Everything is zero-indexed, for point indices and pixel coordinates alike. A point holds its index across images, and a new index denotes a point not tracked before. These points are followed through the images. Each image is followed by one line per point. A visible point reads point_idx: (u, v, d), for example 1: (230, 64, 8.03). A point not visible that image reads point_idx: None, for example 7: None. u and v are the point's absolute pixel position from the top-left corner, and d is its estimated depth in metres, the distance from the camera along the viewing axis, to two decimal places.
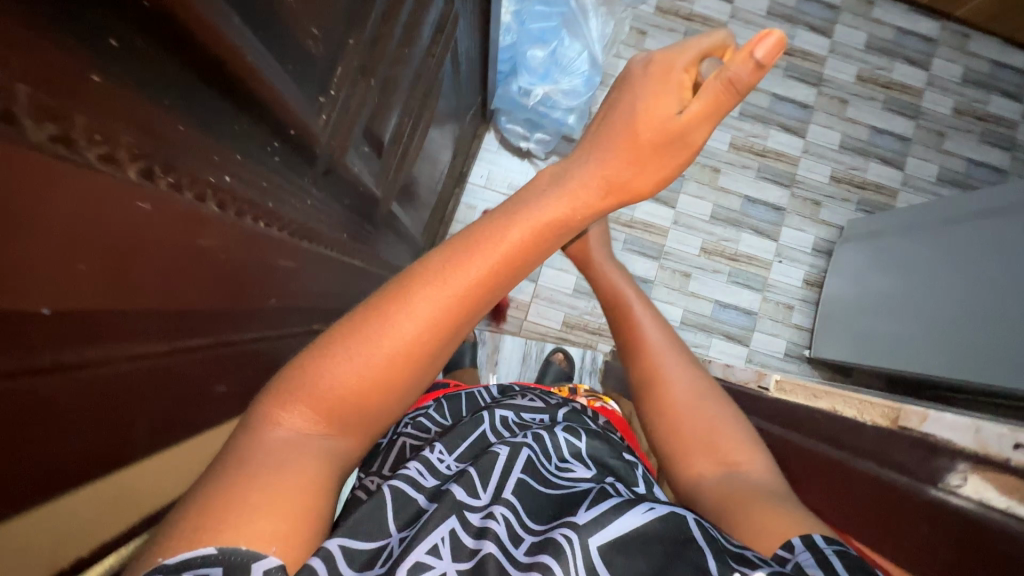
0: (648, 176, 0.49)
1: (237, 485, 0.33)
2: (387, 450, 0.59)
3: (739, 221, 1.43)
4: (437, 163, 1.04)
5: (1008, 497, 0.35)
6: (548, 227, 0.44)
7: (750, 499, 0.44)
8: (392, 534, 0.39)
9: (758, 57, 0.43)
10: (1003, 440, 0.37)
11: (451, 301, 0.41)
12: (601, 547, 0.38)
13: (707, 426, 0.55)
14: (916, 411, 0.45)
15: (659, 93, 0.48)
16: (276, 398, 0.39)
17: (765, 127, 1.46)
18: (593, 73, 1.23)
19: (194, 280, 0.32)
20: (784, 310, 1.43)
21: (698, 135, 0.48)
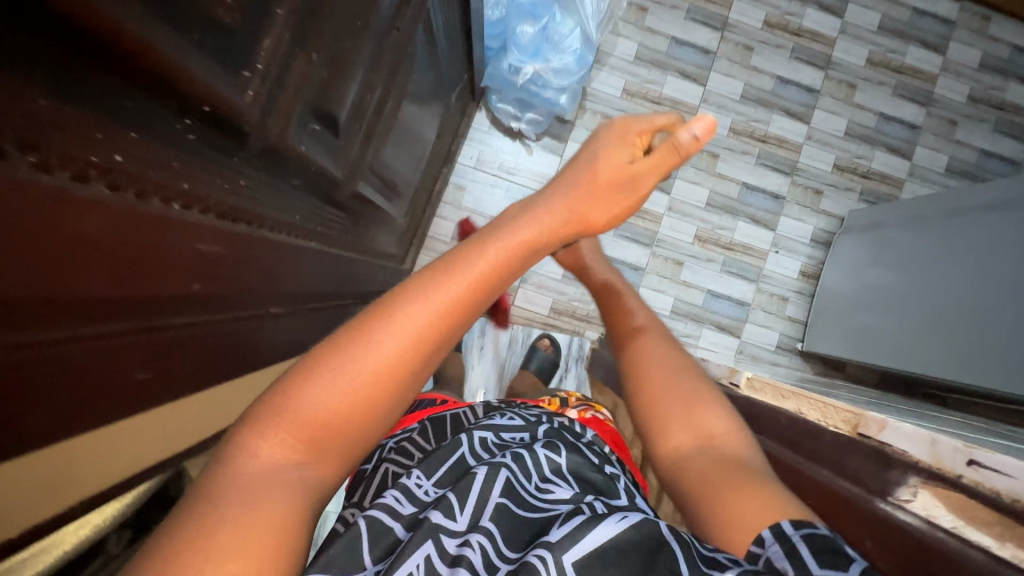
0: (603, 213, 0.58)
1: (208, 523, 0.33)
2: (370, 479, 0.56)
3: (736, 209, 1.39)
4: (418, 141, 1.02)
5: (956, 518, 0.34)
6: (519, 247, 0.50)
7: (723, 488, 0.43)
8: (368, 566, 0.38)
9: (694, 133, 0.56)
10: (958, 455, 0.35)
11: (429, 323, 0.43)
12: (575, 563, 0.35)
13: (684, 399, 0.52)
14: (876, 418, 0.43)
15: (619, 146, 0.59)
16: (250, 429, 0.39)
17: (767, 112, 1.40)
18: (586, 51, 1.19)
19: (88, 269, 0.29)
20: (778, 301, 1.40)
21: (646, 184, 0.59)
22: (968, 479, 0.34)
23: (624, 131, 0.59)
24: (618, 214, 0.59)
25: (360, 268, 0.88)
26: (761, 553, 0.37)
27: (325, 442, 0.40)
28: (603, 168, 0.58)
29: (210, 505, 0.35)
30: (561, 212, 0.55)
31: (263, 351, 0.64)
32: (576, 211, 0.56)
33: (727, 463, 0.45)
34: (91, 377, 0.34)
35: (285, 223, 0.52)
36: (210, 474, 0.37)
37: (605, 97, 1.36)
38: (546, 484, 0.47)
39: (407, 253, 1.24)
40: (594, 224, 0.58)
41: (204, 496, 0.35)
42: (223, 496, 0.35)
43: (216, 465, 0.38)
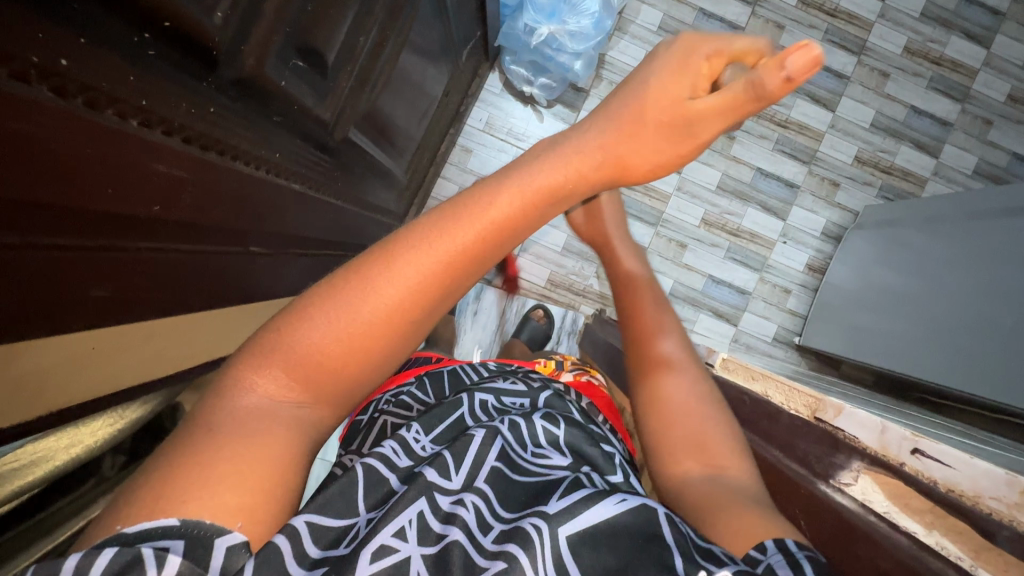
0: (646, 159, 0.52)
1: (205, 454, 0.35)
2: (369, 428, 0.59)
3: (748, 195, 1.36)
4: (421, 97, 1.00)
5: (890, 504, 0.34)
6: (537, 198, 0.47)
7: (725, 504, 0.43)
8: (361, 513, 0.40)
9: (789, 71, 0.43)
10: (904, 443, 0.34)
11: (437, 269, 0.43)
12: (569, 536, 0.38)
13: (695, 428, 0.51)
14: (833, 404, 0.42)
15: (678, 74, 0.50)
16: (248, 363, 0.41)
17: (792, 96, 1.35)
18: (605, 15, 1.15)
19: (34, 173, 0.29)
20: (781, 293, 1.37)
21: (708, 127, 0.50)
22: (910, 467, 0.33)
23: (693, 52, 0.50)
24: (669, 159, 0.52)
25: (353, 219, 0.88)
26: (763, 559, 0.36)
27: (321, 380, 0.42)
28: (654, 102, 0.50)
29: (204, 437, 0.36)
30: (594, 154, 0.50)
31: (245, 289, 0.64)
32: (614, 156, 0.51)
33: (731, 492, 0.44)
34: (42, 287, 0.35)
35: (263, 159, 0.52)
36: (207, 404, 0.39)
37: (623, 67, 1.31)
38: (540, 450, 0.50)
39: (408, 212, 1.24)
40: (635, 171, 0.53)
41: (202, 426, 0.37)
42: (220, 428, 0.37)
43: (214, 395, 0.39)
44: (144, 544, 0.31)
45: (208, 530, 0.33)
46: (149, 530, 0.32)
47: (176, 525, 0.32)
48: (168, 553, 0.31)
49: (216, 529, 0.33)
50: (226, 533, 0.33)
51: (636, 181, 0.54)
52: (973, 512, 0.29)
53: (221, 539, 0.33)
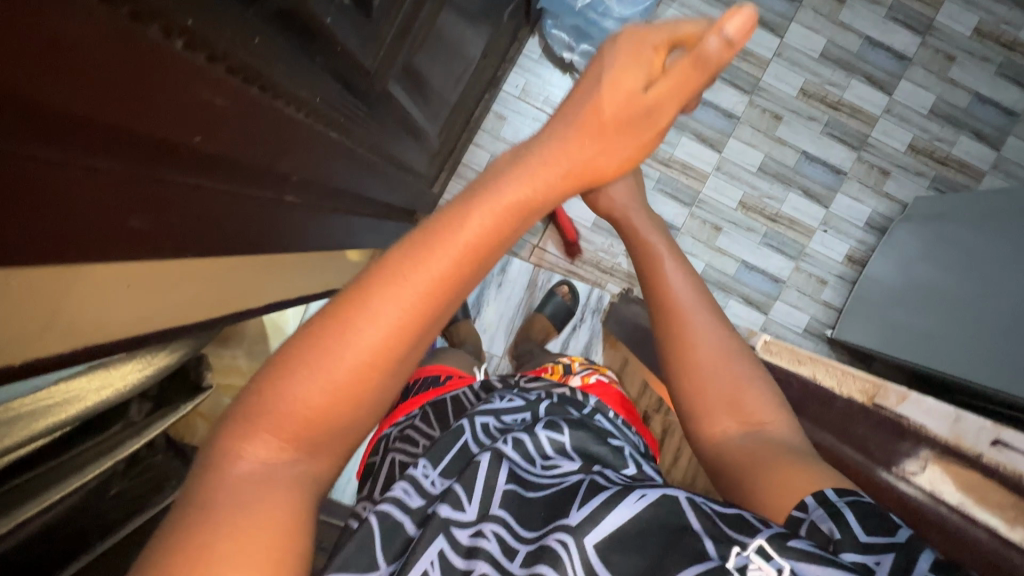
0: (615, 156, 0.49)
1: (202, 534, 0.34)
2: (379, 470, 0.60)
3: (790, 180, 1.30)
4: (459, 57, 0.97)
5: (965, 496, 0.37)
6: (514, 208, 0.44)
7: (766, 467, 0.44)
8: (381, 567, 0.41)
9: (729, 33, 0.43)
10: (982, 435, 0.40)
11: (408, 308, 0.40)
12: (596, 546, 0.38)
13: (731, 384, 0.51)
14: (898, 391, 0.47)
15: (627, 67, 0.47)
16: (232, 433, 0.39)
17: (846, 77, 1.28)
18: None
19: (81, 84, 0.27)
20: (816, 283, 1.32)
21: (664, 114, 0.48)
22: (990, 457, 0.38)
23: (637, 43, 0.47)
24: (630, 157, 0.49)
25: (386, 178, 0.86)
26: (805, 517, 0.38)
27: (313, 432, 0.41)
28: (608, 99, 0.47)
29: (206, 513, 0.35)
30: (558, 164, 0.46)
31: (275, 241, 0.63)
32: (577, 163, 0.47)
33: (773, 446, 0.46)
34: (84, 210, 0.34)
35: (303, 102, 0.49)
36: (205, 479, 0.38)
37: None
38: (551, 461, 0.50)
39: (438, 177, 1.21)
40: (603, 174, 0.49)
41: (198, 506, 0.36)
42: (216, 502, 0.36)
43: (202, 476, 0.38)
44: None
45: None
46: None
47: None
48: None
49: None
50: None
51: (606, 181, 0.50)
52: None
53: None
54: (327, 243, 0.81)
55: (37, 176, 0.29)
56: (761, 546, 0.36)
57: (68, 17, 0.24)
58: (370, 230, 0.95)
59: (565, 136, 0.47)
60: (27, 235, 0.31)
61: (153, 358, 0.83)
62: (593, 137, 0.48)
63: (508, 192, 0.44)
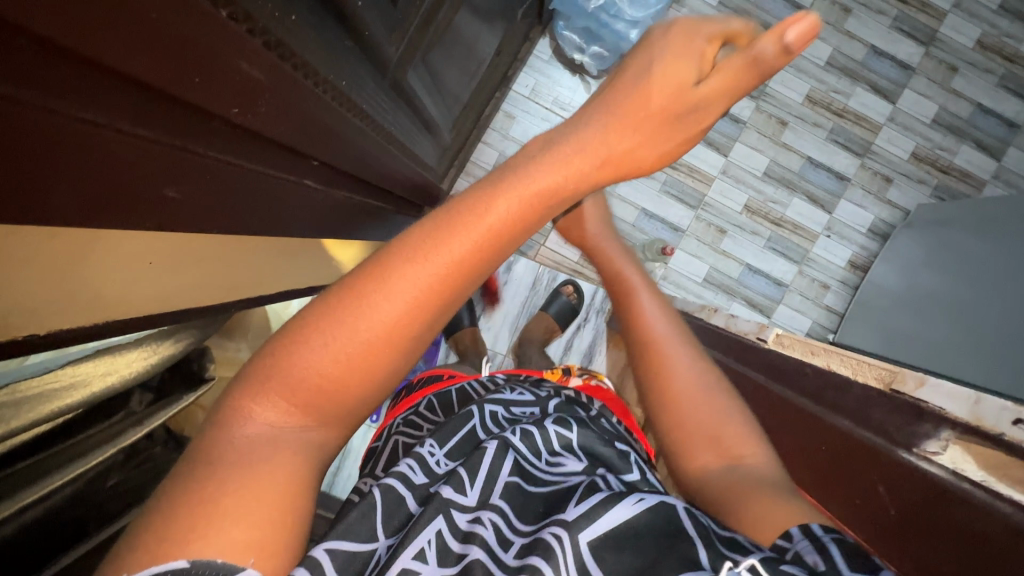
0: (653, 146, 0.54)
1: (207, 492, 0.34)
2: (383, 450, 0.61)
3: (794, 185, 1.31)
4: (473, 54, 0.98)
5: (987, 472, 0.32)
6: (540, 196, 0.45)
7: (752, 490, 0.42)
8: (381, 539, 0.40)
9: (787, 40, 0.50)
10: (1002, 413, 0.32)
11: (428, 284, 0.40)
12: (591, 542, 0.36)
13: (710, 419, 0.50)
14: (914, 374, 0.40)
15: (680, 60, 0.53)
16: (246, 394, 0.39)
17: (851, 85, 1.30)
18: None
19: (143, 52, 0.29)
20: (818, 288, 1.33)
21: (711, 109, 0.55)
22: (1012, 438, 0.31)
23: (689, 42, 0.54)
24: (670, 150, 0.55)
25: (400, 169, 0.87)
26: (788, 546, 0.36)
27: (325, 401, 0.40)
28: (654, 88, 0.53)
29: (208, 473, 0.35)
30: (596, 152, 0.49)
31: (293, 224, 0.64)
32: (615, 148, 0.51)
33: (757, 482, 0.43)
34: (129, 176, 0.35)
35: (331, 85, 0.50)
36: (212, 435, 0.38)
37: None
38: (556, 458, 0.49)
39: (447, 173, 1.22)
40: (641, 161, 0.54)
41: (202, 463, 0.36)
42: (223, 462, 0.36)
43: (213, 430, 0.38)
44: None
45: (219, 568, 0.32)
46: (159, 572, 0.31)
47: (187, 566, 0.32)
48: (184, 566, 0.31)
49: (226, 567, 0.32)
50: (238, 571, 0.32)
51: (643, 169, 0.55)
52: None
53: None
54: (340, 232, 0.81)
55: (75, 137, 0.30)
56: (752, 565, 0.33)
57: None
58: (381, 221, 0.96)
59: (605, 122, 0.51)
60: (60, 193, 0.31)
61: (159, 347, 0.82)
62: (633, 124, 0.52)
63: (533, 181, 0.45)
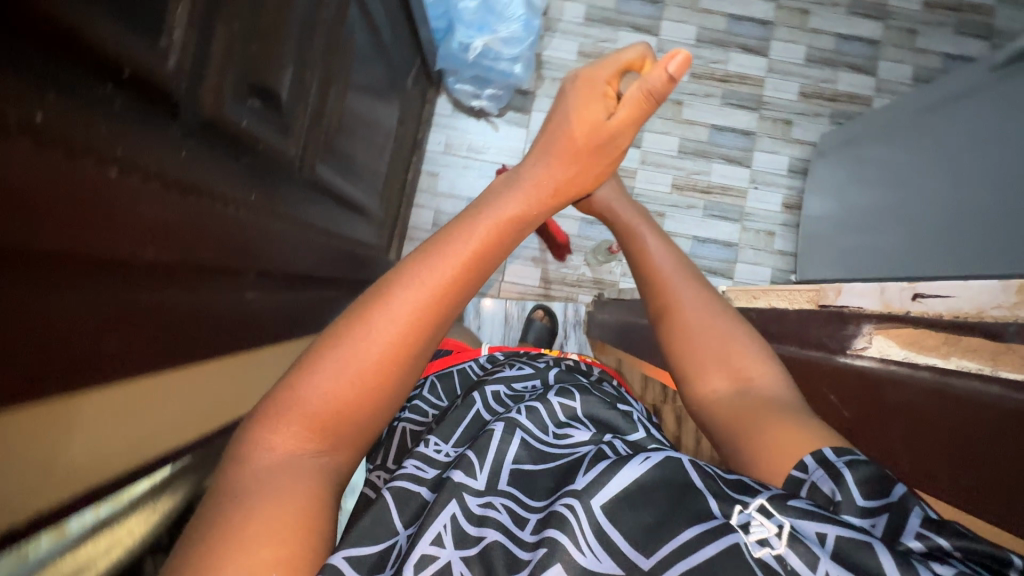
0: (588, 171, 0.60)
1: (234, 521, 0.34)
2: (389, 439, 0.62)
3: (708, 152, 1.40)
4: (377, 130, 1.03)
5: (906, 350, 0.35)
6: (509, 222, 0.49)
7: (760, 420, 0.41)
8: (399, 532, 0.40)
9: (671, 72, 0.53)
10: (904, 293, 0.36)
11: (425, 304, 0.43)
12: (604, 506, 0.35)
13: (717, 337, 0.48)
14: (832, 286, 0.44)
15: (589, 103, 0.59)
16: (261, 426, 0.40)
17: (725, 52, 1.41)
18: (531, 16, 1.19)
19: (38, 225, 0.31)
20: (765, 237, 1.40)
21: (624, 136, 0.60)
22: (916, 312, 0.35)
23: (596, 84, 0.59)
24: (597, 174, 0.60)
25: (340, 254, 0.90)
26: (804, 478, 0.35)
27: (338, 428, 0.41)
28: (579, 129, 0.58)
29: (233, 504, 0.36)
30: (546, 182, 0.55)
31: (249, 335, 0.65)
32: (558, 184, 0.56)
33: (767, 403, 0.42)
34: (72, 340, 0.37)
35: (240, 199, 0.53)
36: (230, 472, 0.38)
37: (561, 62, 1.36)
38: (563, 430, 0.50)
39: (390, 245, 1.26)
40: (585, 184, 0.60)
41: (225, 499, 0.36)
42: (248, 491, 0.36)
43: (231, 469, 0.39)
44: None
45: None
46: None
47: None
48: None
49: None
50: None
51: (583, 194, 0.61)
52: (981, 325, 0.30)
53: None
54: (300, 326, 0.83)
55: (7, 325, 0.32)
56: (762, 505, 0.34)
57: (15, 150, 0.29)
58: (338, 308, 0.97)
59: (548, 159, 0.57)
60: (16, 371, 0.33)
61: None
62: (571, 161, 0.58)
63: (506, 209, 0.50)
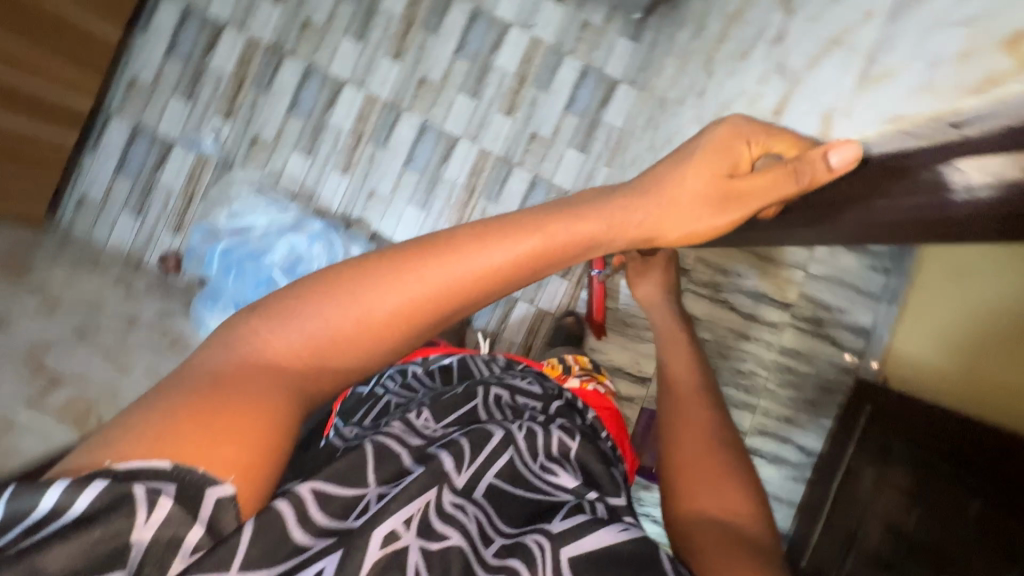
0: (675, 225, 0.52)
1: (210, 405, 0.39)
2: (373, 406, 0.71)
3: (483, 65, 1.26)
4: None
5: (1016, 165, 0.31)
6: (549, 247, 0.49)
7: (723, 549, 0.48)
8: (371, 487, 0.46)
9: (833, 161, 0.43)
10: (940, 124, 0.34)
11: (448, 291, 0.46)
12: (573, 558, 0.44)
13: (712, 466, 0.59)
14: (854, 144, 0.41)
15: (715, 165, 0.49)
16: (274, 322, 0.44)
17: (381, 9, 1.24)
18: (312, 229, 1.15)
19: None
20: (588, 30, 1.27)
21: (753, 198, 0.49)
22: (975, 131, 0.32)
23: (739, 139, 0.49)
24: (694, 231, 0.52)
25: None
26: None
27: (326, 360, 0.45)
28: (690, 186, 0.50)
29: (220, 390, 0.40)
30: (642, 219, 0.51)
31: None
32: (632, 224, 0.51)
33: (734, 535, 0.50)
34: None
35: None
36: (230, 353, 0.42)
37: (350, 196, 1.27)
38: (548, 464, 0.56)
39: None
40: (666, 236, 0.53)
41: (219, 367, 0.41)
42: (235, 386, 0.40)
43: (233, 352, 0.42)
44: (139, 483, 0.34)
45: (200, 479, 0.36)
46: (148, 467, 0.35)
47: (172, 467, 0.36)
48: (159, 496, 0.35)
49: (207, 480, 0.36)
50: (217, 487, 0.37)
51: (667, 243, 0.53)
52: None
53: (212, 489, 0.36)
54: None
55: None
56: None
57: None
58: None
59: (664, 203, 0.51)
60: None
61: None
62: (680, 217, 0.51)
63: (563, 232, 0.49)
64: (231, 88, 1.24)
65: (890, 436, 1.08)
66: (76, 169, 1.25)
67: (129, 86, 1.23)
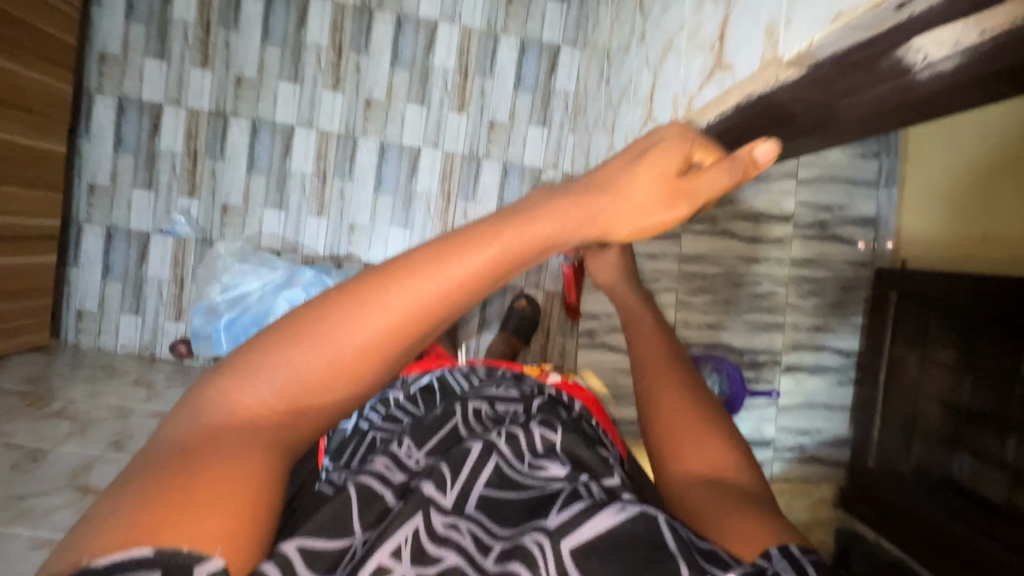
0: (626, 224, 0.46)
1: (182, 481, 0.35)
2: (352, 442, 0.67)
3: (423, 69, 1.24)
4: None
5: (975, 28, 0.31)
6: (533, 235, 0.42)
7: (724, 508, 0.48)
8: (358, 532, 0.45)
9: (761, 156, 0.47)
10: (882, 12, 0.32)
11: (429, 311, 0.40)
12: (573, 550, 0.43)
13: (697, 427, 0.56)
14: (800, 53, 0.39)
15: (667, 158, 0.46)
16: (240, 378, 0.39)
17: (308, 44, 1.22)
18: (306, 278, 1.15)
19: None
20: (515, 4, 1.24)
21: (700, 189, 0.47)
22: (920, 9, 0.31)
23: (681, 139, 0.48)
24: (646, 225, 0.47)
25: None
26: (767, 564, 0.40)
27: (303, 407, 0.40)
28: (644, 177, 0.46)
29: (190, 461, 0.36)
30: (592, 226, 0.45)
31: None
32: (590, 215, 0.44)
33: (734, 495, 0.49)
34: None
35: None
36: (198, 415, 0.38)
37: (333, 235, 1.27)
38: (537, 461, 0.55)
39: None
40: (617, 233, 0.46)
41: (195, 429, 0.38)
42: (209, 450, 0.37)
43: (202, 414, 0.38)
44: (119, 573, 0.31)
45: (187, 556, 0.32)
46: (124, 558, 0.31)
47: (154, 552, 0.32)
48: None
49: (196, 555, 0.32)
50: (206, 558, 0.33)
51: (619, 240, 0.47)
52: None
53: (202, 565, 0.32)
54: None
55: None
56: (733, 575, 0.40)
57: None
58: None
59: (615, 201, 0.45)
60: None
61: None
62: (637, 212, 0.46)
63: (541, 223, 0.42)
64: (187, 165, 1.23)
65: (923, 314, 1.07)
66: (65, 287, 1.25)
67: (90, 192, 1.23)
